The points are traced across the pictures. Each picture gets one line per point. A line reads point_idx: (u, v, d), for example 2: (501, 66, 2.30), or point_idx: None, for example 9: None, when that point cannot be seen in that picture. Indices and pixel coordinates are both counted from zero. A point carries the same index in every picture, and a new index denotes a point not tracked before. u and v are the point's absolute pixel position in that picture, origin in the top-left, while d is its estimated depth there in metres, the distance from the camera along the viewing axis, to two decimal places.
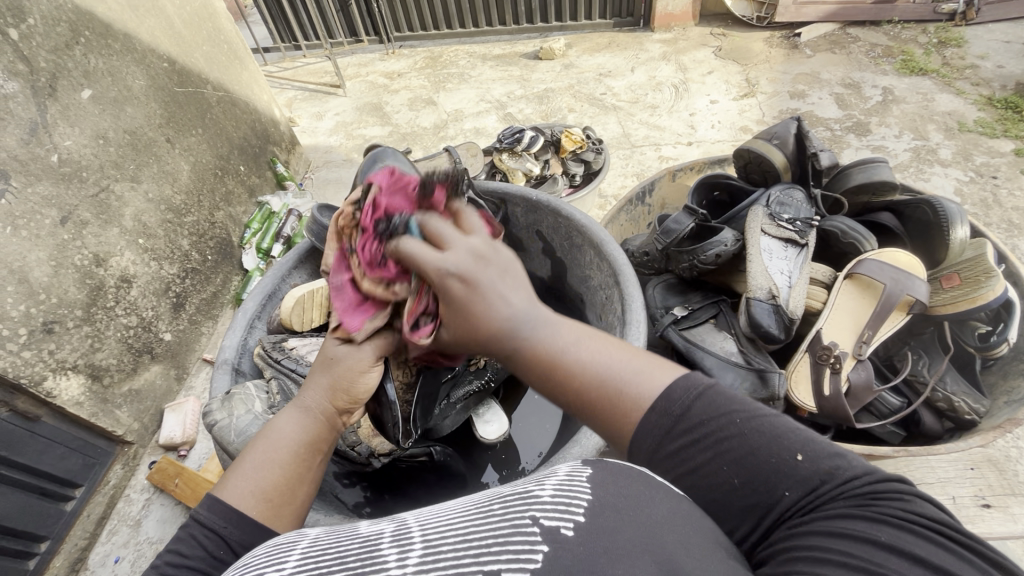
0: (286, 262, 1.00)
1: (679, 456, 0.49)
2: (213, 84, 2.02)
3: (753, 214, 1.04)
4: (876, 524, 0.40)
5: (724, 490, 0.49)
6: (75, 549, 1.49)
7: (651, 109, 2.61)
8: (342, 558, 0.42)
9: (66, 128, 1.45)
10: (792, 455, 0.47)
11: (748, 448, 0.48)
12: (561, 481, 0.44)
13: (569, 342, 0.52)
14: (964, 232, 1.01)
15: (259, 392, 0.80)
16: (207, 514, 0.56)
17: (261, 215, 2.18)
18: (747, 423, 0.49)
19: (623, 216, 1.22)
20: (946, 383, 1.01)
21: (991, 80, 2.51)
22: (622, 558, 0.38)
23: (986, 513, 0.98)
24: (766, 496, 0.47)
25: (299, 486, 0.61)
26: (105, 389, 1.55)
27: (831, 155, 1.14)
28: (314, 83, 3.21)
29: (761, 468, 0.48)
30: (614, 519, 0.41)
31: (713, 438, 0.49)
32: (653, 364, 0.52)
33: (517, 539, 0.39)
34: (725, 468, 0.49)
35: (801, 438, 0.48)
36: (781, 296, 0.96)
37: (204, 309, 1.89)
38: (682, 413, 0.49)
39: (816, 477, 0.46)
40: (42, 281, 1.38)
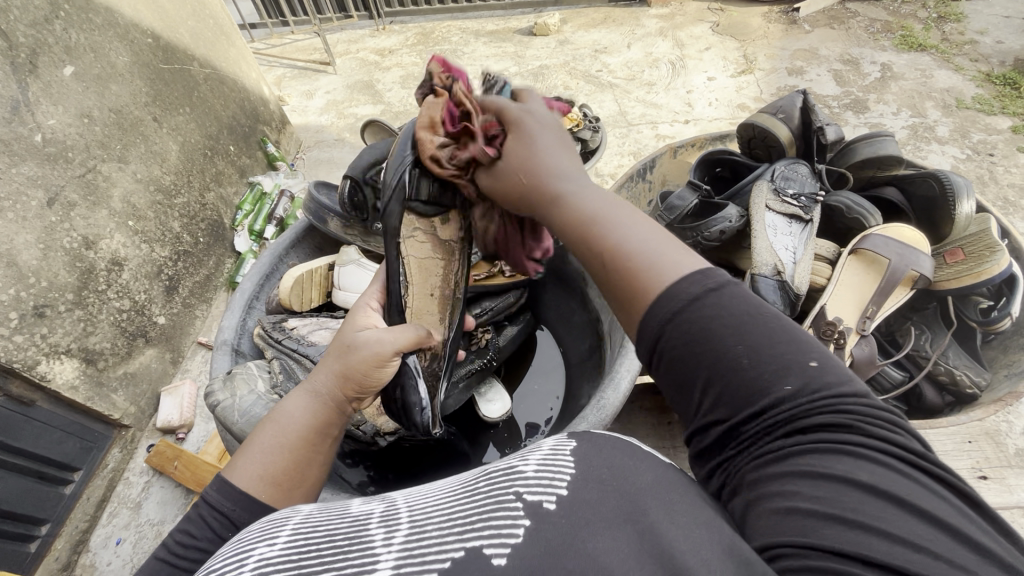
0: (282, 241, 0.99)
1: (692, 337, 0.46)
2: (199, 61, 1.96)
3: (758, 189, 1.03)
4: (857, 462, 0.39)
5: (725, 375, 0.45)
6: (76, 532, 1.49)
7: (648, 86, 2.57)
8: (331, 536, 0.42)
9: (49, 106, 1.41)
10: (806, 359, 0.44)
11: (766, 337, 0.45)
12: (545, 455, 0.45)
13: (614, 208, 0.54)
14: (970, 206, 1.01)
15: (261, 371, 0.79)
16: (217, 496, 0.56)
17: (253, 195, 2.14)
18: (767, 320, 0.46)
19: (624, 193, 1.21)
20: (949, 357, 1.02)
21: (990, 56, 2.49)
22: (605, 530, 0.38)
23: (982, 484, 1.00)
24: (763, 385, 0.44)
25: (308, 470, 0.62)
26: (99, 372, 1.54)
27: (837, 129, 1.13)
28: (304, 60, 3.13)
29: (770, 362, 0.44)
30: (597, 491, 0.41)
31: (732, 321, 0.45)
32: (676, 251, 0.49)
33: (499, 515, 0.40)
34: (740, 352, 0.45)
35: (814, 347, 0.46)
36: (787, 272, 0.96)
37: (197, 292, 1.87)
38: (716, 289, 0.47)
39: (820, 383, 0.43)
40: (31, 264, 1.35)
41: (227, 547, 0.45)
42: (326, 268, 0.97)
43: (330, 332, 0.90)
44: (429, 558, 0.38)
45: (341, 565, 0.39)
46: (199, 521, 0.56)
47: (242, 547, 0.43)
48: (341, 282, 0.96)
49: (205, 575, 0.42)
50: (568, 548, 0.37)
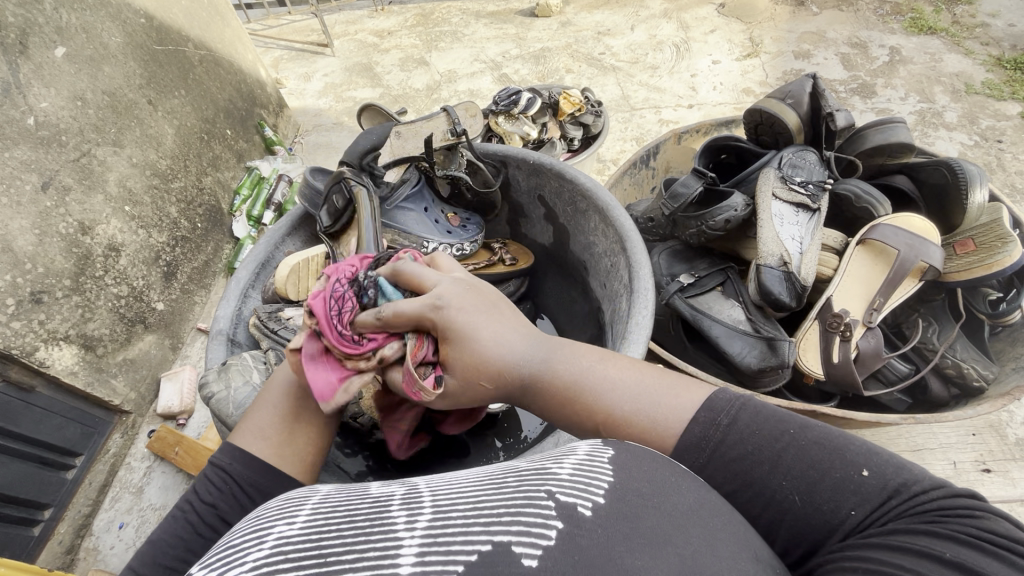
0: (278, 229, 0.97)
1: (739, 476, 0.48)
2: (194, 42, 1.92)
3: (765, 176, 1.01)
4: (944, 540, 0.38)
5: (782, 505, 0.47)
6: (79, 516, 1.51)
7: (651, 69, 2.53)
8: (352, 517, 0.41)
9: (40, 89, 1.38)
10: (856, 469, 0.46)
11: (808, 462, 0.47)
12: (581, 460, 0.44)
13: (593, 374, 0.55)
14: (982, 195, 0.99)
15: (257, 362, 0.78)
16: (221, 457, 0.58)
17: (251, 180, 2.11)
18: (802, 435, 0.48)
19: (627, 179, 1.19)
20: (956, 350, 1.02)
21: (1001, 39, 2.44)
22: (643, 545, 0.37)
23: (986, 478, 1.00)
24: (830, 517, 0.45)
25: (297, 428, 0.61)
26: (99, 358, 1.53)
27: (847, 116, 1.08)
28: (301, 42, 3.08)
29: (822, 484, 0.46)
30: (636, 505, 0.40)
31: (761, 453, 0.48)
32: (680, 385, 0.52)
33: (531, 513, 0.39)
34: (787, 487, 0.47)
35: (863, 450, 0.47)
36: (793, 263, 0.95)
37: (196, 278, 1.86)
38: (729, 424, 0.49)
39: (884, 489, 0.44)
40: (27, 250, 1.34)
41: (244, 522, 0.44)
42: (323, 256, 0.96)
43: None
44: (456, 548, 0.37)
45: (364, 547, 0.38)
46: (205, 481, 0.57)
47: (262, 521, 0.42)
48: None
49: (223, 547, 0.40)
50: (604, 559, 0.36)
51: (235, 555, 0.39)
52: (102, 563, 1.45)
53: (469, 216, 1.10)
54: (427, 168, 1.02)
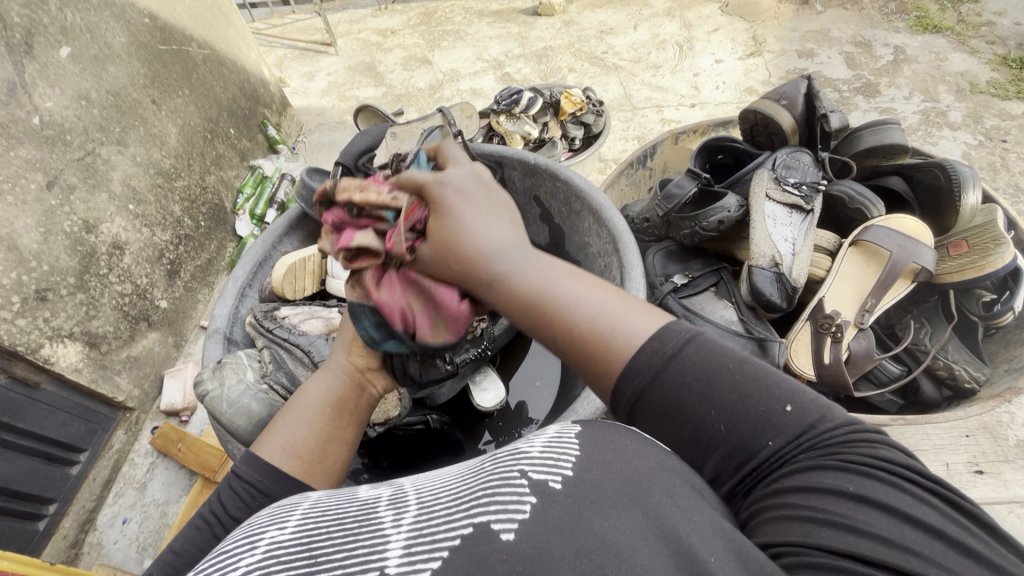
0: (274, 229, 0.97)
1: (666, 404, 0.48)
2: (197, 41, 1.93)
3: (758, 177, 1.01)
4: (864, 480, 0.41)
5: (706, 433, 0.48)
6: (83, 511, 1.53)
7: (654, 69, 2.52)
8: (340, 519, 0.42)
9: (45, 88, 1.40)
10: (782, 405, 0.46)
11: (734, 394, 0.47)
12: (550, 439, 0.45)
13: (553, 271, 0.53)
14: (975, 197, 0.98)
15: (251, 361, 0.79)
16: (244, 469, 0.58)
17: (254, 179, 2.13)
18: (739, 369, 0.48)
19: (623, 179, 1.19)
20: (948, 352, 1.01)
21: (1007, 38, 2.42)
22: (610, 508, 0.38)
23: (979, 479, 1.00)
24: (751, 445, 0.46)
25: (329, 446, 0.63)
26: (103, 355, 1.55)
27: (841, 117, 1.09)
28: (305, 41, 3.09)
29: (748, 416, 0.46)
30: (600, 472, 0.41)
31: (697, 385, 0.48)
32: (638, 311, 0.50)
33: (505, 491, 0.40)
34: (716, 416, 0.47)
35: (793, 389, 0.47)
36: (785, 264, 0.95)
37: (199, 276, 1.88)
38: (674, 354, 0.48)
39: (802, 425, 0.45)
40: (32, 248, 1.36)
41: (238, 530, 0.45)
42: (319, 256, 0.97)
43: (322, 321, 0.90)
44: (440, 536, 0.38)
45: (352, 547, 0.38)
46: (232, 491, 0.57)
47: (253, 529, 0.43)
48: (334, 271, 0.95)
49: (216, 554, 0.42)
50: (574, 524, 0.37)
51: (229, 561, 0.40)
52: (105, 558, 1.47)
53: None
54: None
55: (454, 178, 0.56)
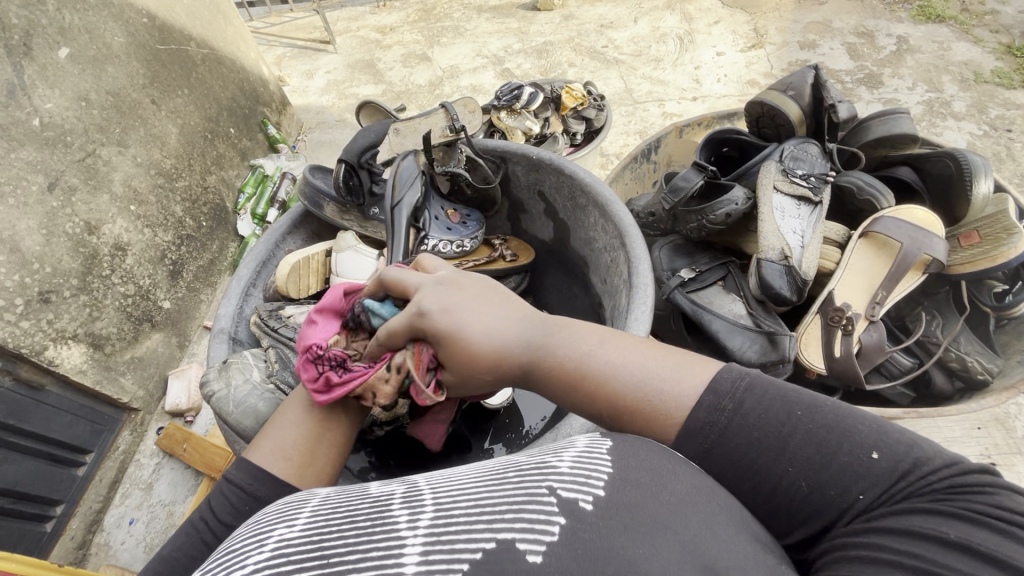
0: (279, 227, 0.97)
1: (741, 466, 0.47)
2: (196, 41, 1.92)
3: (765, 170, 1.01)
4: (952, 522, 0.39)
5: (785, 494, 0.47)
6: (90, 512, 1.53)
7: (655, 62, 2.51)
8: (353, 517, 0.41)
9: (45, 90, 1.39)
10: (866, 451, 0.45)
11: (814, 449, 0.46)
12: (579, 452, 0.45)
13: (589, 343, 0.53)
14: (987, 186, 0.98)
15: (258, 360, 0.79)
16: (238, 475, 0.57)
17: (255, 178, 2.12)
18: (809, 417, 0.47)
19: (628, 173, 1.18)
20: (960, 343, 1.00)
21: (1011, 27, 2.40)
22: (644, 535, 0.38)
23: None
24: (838, 500, 0.45)
25: (318, 448, 0.61)
26: (107, 357, 1.55)
27: (849, 108, 1.08)
28: (303, 39, 3.07)
29: (830, 469, 0.45)
30: (635, 495, 0.40)
31: (765, 436, 0.47)
32: (684, 363, 0.50)
33: (532, 509, 0.39)
34: (792, 474, 0.46)
35: (873, 431, 0.46)
36: (794, 256, 0.94)
37: (202, 276, 1.88)
38: (735, 408, 0.47)
39: (893, 473, 0.44)
40: (34, 250, 1.35)
41: (246, 526, 0.44)
42: (323, 254, 0.96)
43: None
44: (459, 546, 0.37)
45: (366, 548, 0.38)
46: (221, 497, 0.57)
47: (261, 527, 0.42)
48: (337, 269, 0.95)
49: (225, 552, 0.41)
50: (606, 550, 0.37)
51: (237, 559, 0.39)
52: (113, 558, 1.47)
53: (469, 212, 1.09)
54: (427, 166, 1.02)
55: (431, 303, 0.56)
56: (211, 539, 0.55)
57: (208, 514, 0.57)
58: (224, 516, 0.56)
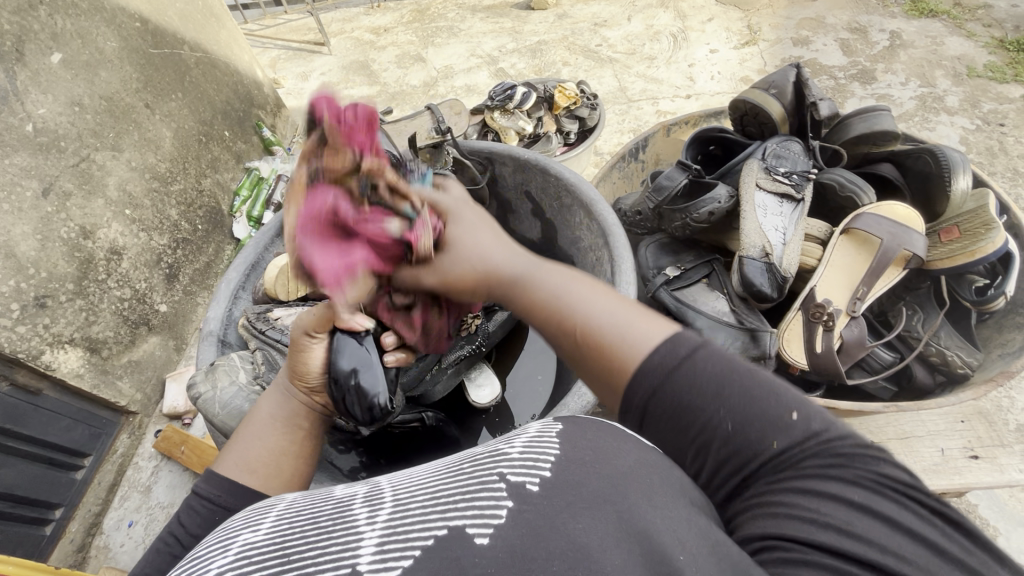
0: (266, 232, 0.96)
1: (674, 405, 0.48)
2: (189, 44, 1.93)
3: (748, 167, 1.01)
4: (814, 464, 0.43)
5: (711, 433, 0.47)
6: (89, 515, 1.54)
7: (649, 60, 2.51)
8: (315, 519, 0.43)
9: (38, 95, 1.40)
10: (786, 412, 0.46)
11: (743, 398, 0.47)
12: (530, 439, 0.45)
13: (564, 276, 0.57)
14: (965, 182, 0.99)
15: (244, 362, 0.79)
16: (205, 487, 0.59)
17: (250, 181, 2.13)
18: (747, 378, 0.48)
19: (616, 173, 1.19)
20: (941, 338, 1.01)
21: (1004, 21, 2.40)
22: (584, 511, 0.38)
23: (975, 464, 0.99)
24: (754, 445, 0.46)
25: (282, 460, 0.63)
26: (104, 360, 1.56)
27: (831, 105, 1.10)
28: (298, 41, 3.07)
29: (753, 417, 0.46)
30: (578, 473, 0.41)
31: (708, 387, 0.47)
32: (645, 321, 0.51)
33: (482, 496, 0.40)
34: (722, 415, 0.47)
35: (797, 397, 0.47)
36: (776, 254, 0.95)
37: (198, 280, 1.88)
38: (686, 356, 0.48)
39: (806, 433, 0.45)
40: (30, 255, 1.36)
41: (213, 534, 0.46)
42: None
43: None
44: (413, 535, 0.38)
45: (326, 544, 0.39)
46: (190, 510, 0.58)
47: (230, 533, 0.44)
48: None
49: (191, 559, 0.43)
50: (548, 528, 0.37)
51: (201, 566, 0.41)
52: (112, 561, 1.48)
53: None
54: None
55: (452, 196, 0.70)
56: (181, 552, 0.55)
57: (178, 530, 0.57)
58: (194, 528, 0.56)
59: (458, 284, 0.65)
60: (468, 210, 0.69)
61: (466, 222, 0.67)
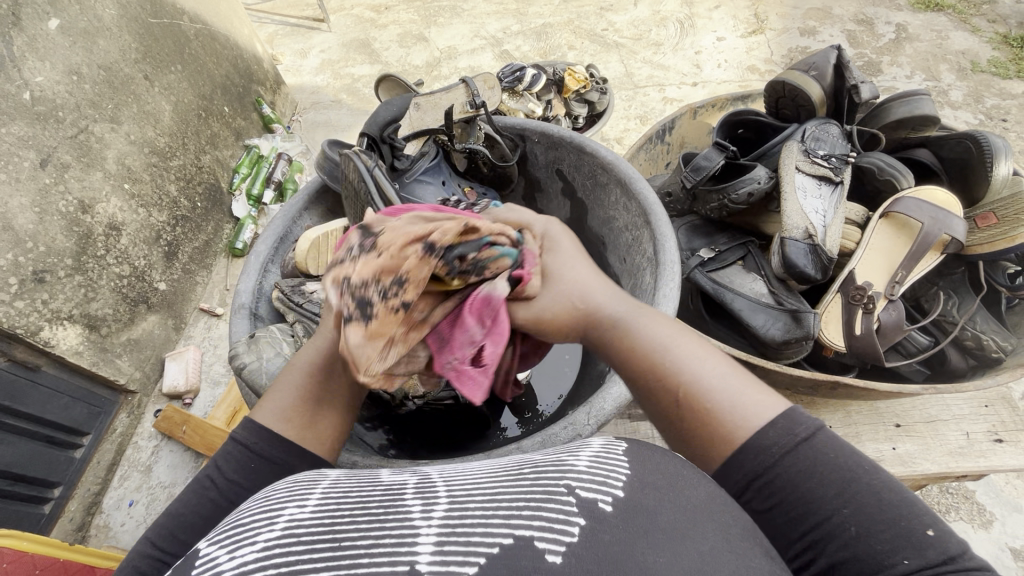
0: (295, 204, 0.95)
1: (790, 488, 0.48)
2: (188, 15, 1.87)
3: (788, 150, 1.02)
4: None
5: (834, 531, 0.46)
6: (88, 494, 1.52)
7: (655, 46, 2.49)
8: (365, 503, 0.43)
9: (35, 62, 1.35)
10: (922, 528, 0.44)
11: (873, 499, 0.46)
12: (596, 454, 0.46)
13: (668, 334, 0.58)
14: (1006, 168, 1.00)
15: (285, 336, 0.78)
16: (242, 433, 0.60)
17: (250, 158, 2.08)
18: (870, 478, 0.47)
19: (642, 155, 1.18)
20: (977, 322, 1.03)
21: (1008, 17, 2.41)
22: (664, 545, 0.38)
23: (997, 448, 1.02)
24: (881, 558, 0.44)
25: (320, 409, 0.62)
26: (103, 338, 1.53)
27: (873, 88, 1.09)
28: (295, 16, 2.99)
29: (884, 527, 0.45)
30: (653, 499, 0.42)
31: (828, 476, 0.48)
32: (763, 396, 0.52)
33: (551, 507, 0.40)
34: (845, 515, 0.46)
35: (929, 513, 0.46)
36: (818, 235, 0.95)
37: (197, 258, 1.85)
38: (805, 440, 0.49)
39: (943, 556, 0.42)
40: (28, 229, 1.32)
41: (250, 502, 0.45)
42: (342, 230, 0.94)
43: None
44: (476, 539, 0.38)
45: (380, 534, 0.39)
46: (226, 454, 0.59)
47: (269, 504, 0.43)
48: None
49: (230, 527, 0.41)
50: (626, 555, 0.37)
51: (247, 533, 0.39)
52: (113, 540, 1.47)
53: (488, 190, 1.09)
54: (445, 142, 1.03)
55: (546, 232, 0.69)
56: (220, 497, 0.56)
57: (214, 472, 0.58)
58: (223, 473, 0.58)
59: (558, 326, 0.63)
60: (565, 242, 0.68)
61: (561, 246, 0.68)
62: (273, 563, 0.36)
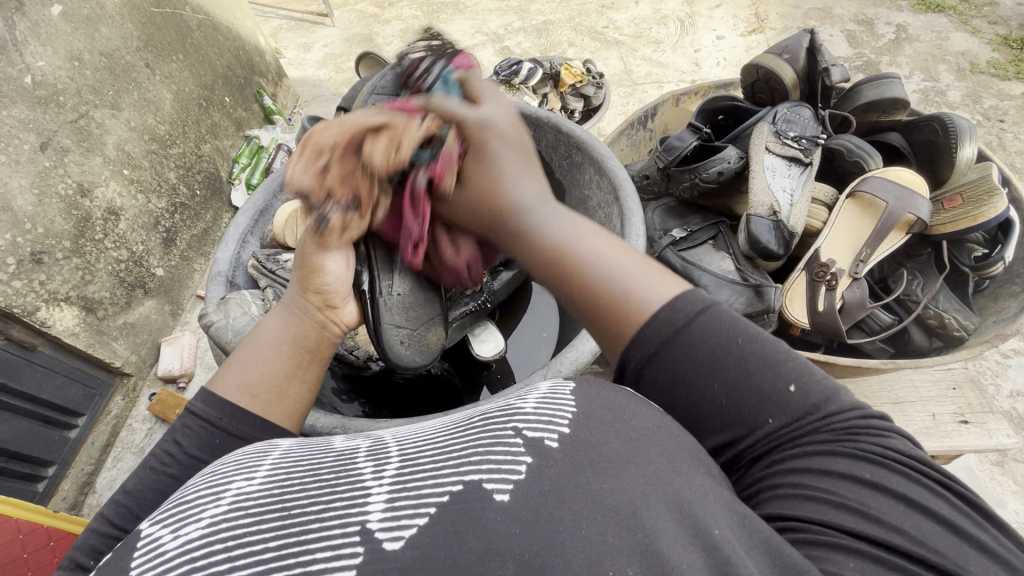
0: (275, 178, 0.97)
1: (668, 375, 0.48)
2: (192, 6, 1.89)
3: (759, 130, 1.03)
4: (858, 463, 0.43)
5: (707, 407, 0.48)
6: (82, 474, 1.54)
7: (655, 44, 2.50)
8: (315, 472, 0.44)
9: (37, 47, 1.37)
10: (784, 385, 0.47)
11: (739, 372, 0.47)
12: (543, 396, 0.46)
13: (577, 230, 0.53)
14: (971, 150, 1.01)
15: (255, 298, 0.81)
16: (201, 407, 0.57)
17: (250, 149, 2.11)
18: (747, 345, 0.48)
19: (624, 140, 1.20)
20: (939, 301, 1.03)
21: (1009, 18, 2.40)
22: (607, 471, 0.39)
23: (962, 428, 1.03)
24: (752, 420, 0.47)
25: (290, 384, 0.61)
26: (99, 321, 1.55)
27: (842, 72, 1.12)
28: (300, 11, 3.01)
29: (750, 395, 0.47)
30: (599, 431, 0.42)
31: (708, 358, 0.47)
32: (652, 273, 0.49)
33: (498, 450, 0.41)
34: (714, 391, 0.48)
35: (797, 368, 0.47)
36: (782, 213, 0.96)
37: (195, 246, 1.87)
38: (684, 326, 0.47)
39: (805, 408, 0.46)
40: (27, 210, 1.35)
41: (199, 479, 0.46)
42: None
43: None
44: (426, 491, 0.39)
45: (330, 498, 0.40)
46: (185, 430, 0.56)
47: (219, 478, 0.44)
48: None
49: (180, 504, 0.43)
50: (572, 486, 0.38)
51: (191, 512, 0.41)
52: None
53: None
54: None
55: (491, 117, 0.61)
56: (179, 474, 0.54)
57: (172, 448, 0.55)
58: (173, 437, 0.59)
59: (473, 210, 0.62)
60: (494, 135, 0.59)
61: (497, 154, 0.59)
62: (219, 538, 0.38)
